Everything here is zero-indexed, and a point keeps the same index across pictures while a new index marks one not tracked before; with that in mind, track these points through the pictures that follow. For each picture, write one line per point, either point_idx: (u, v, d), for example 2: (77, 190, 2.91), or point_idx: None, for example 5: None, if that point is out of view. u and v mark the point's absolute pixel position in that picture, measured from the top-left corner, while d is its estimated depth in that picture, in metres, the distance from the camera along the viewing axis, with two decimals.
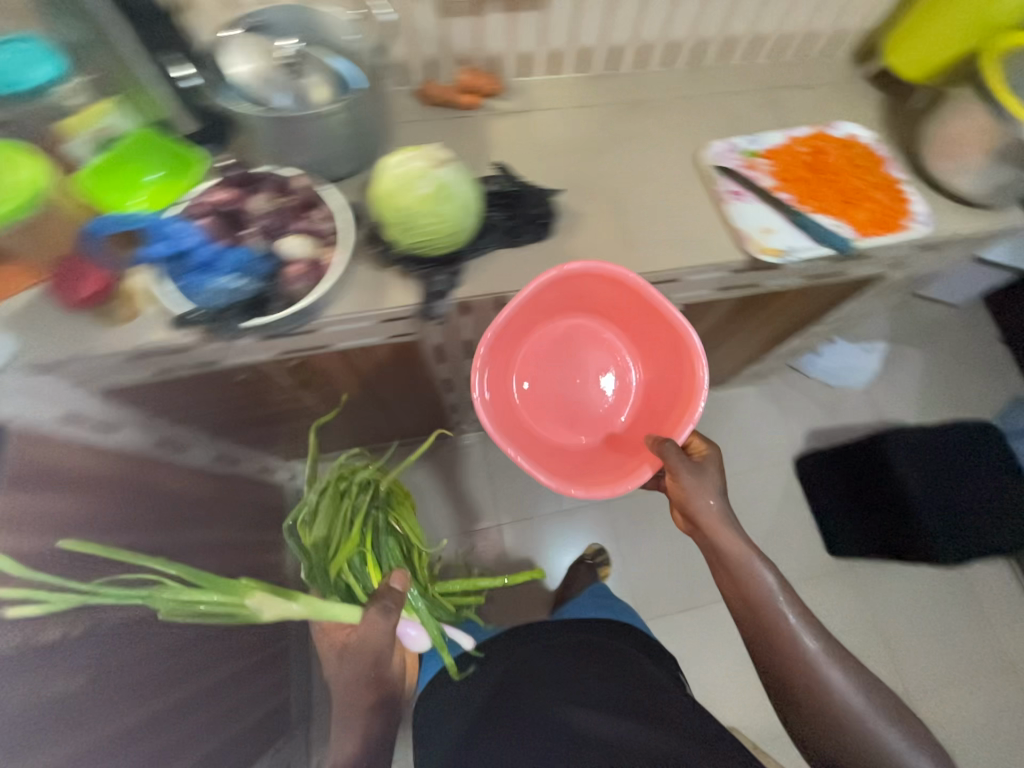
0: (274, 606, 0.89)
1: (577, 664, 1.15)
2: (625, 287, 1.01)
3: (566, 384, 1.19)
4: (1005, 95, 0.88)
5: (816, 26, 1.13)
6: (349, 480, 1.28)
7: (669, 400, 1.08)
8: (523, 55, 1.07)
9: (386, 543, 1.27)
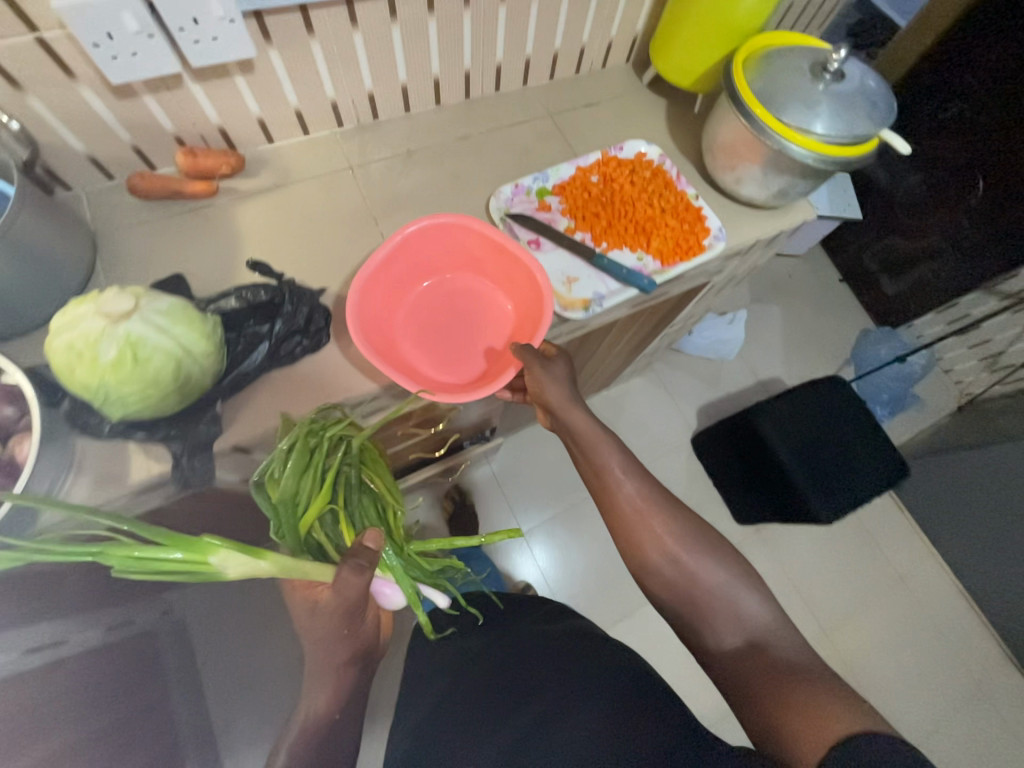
0: (232, 560, 0.53)
1: (574, 654, 0.83)
2: (470, 233, 0.89)
3: (469, 338, 0.93)
4: (760, 105, 0.88)
5: (583, 44, 1.07)
6: (328, 435, 0.71)
7: (531, 325, 0.89)
8: (260, 123, 0.89)
9: (355, 503, 0.72)
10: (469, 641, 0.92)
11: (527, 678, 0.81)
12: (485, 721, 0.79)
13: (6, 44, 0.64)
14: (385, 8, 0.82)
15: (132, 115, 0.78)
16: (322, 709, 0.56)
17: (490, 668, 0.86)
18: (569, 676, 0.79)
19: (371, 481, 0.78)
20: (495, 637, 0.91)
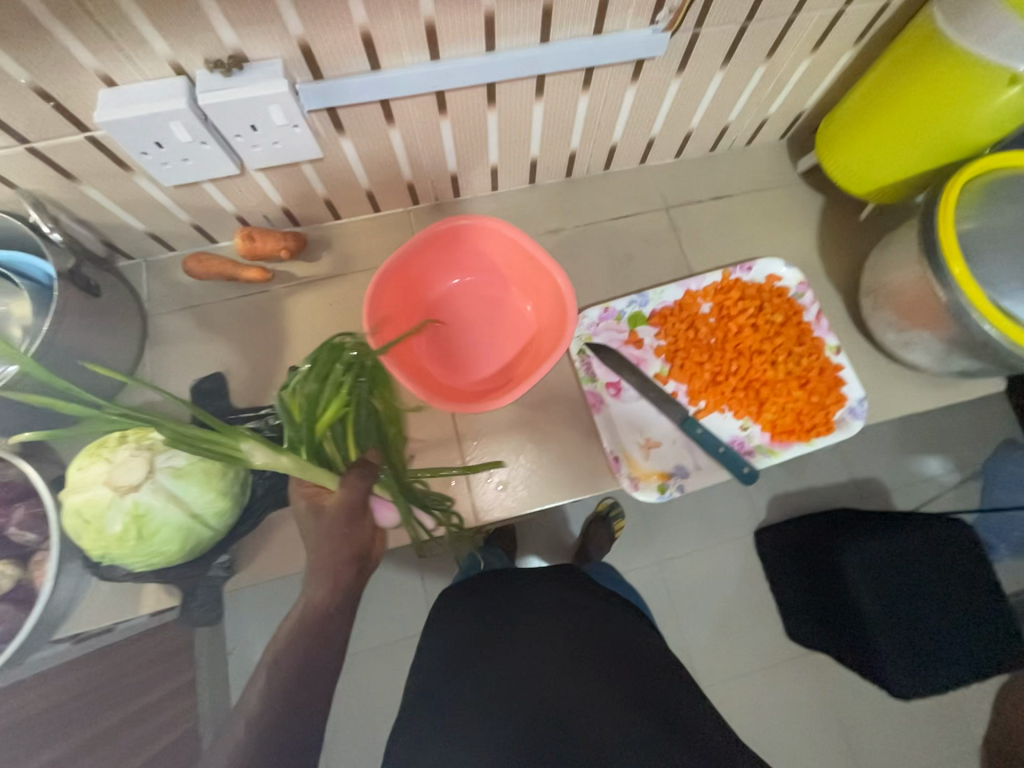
0: (264, 451, 0.56)
1: (583, 630, 0.69)
2: (508, 241, 0.76)
3: (486, 347, 0.80)
4: (963, 260, 0.62)
5: (727, 123, 0.83)
6: (349, 354, 0.65)
7: (556, 332, 0.75)
8: (327, 203, 0.79)
9: (370, 418, 0.67)
10: (472, 599, 0.75)
11: (526, 666, 0.64)
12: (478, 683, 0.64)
13: (59, 145, 0.57)
14: (483, 95, 0.66)
15: (189, 199, 0.70)
16: (322, 602, 0.56)
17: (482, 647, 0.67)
18: (576, 663, 0.65)
19: (389, 400, 0.70)
20: (493, 609, 0.72)
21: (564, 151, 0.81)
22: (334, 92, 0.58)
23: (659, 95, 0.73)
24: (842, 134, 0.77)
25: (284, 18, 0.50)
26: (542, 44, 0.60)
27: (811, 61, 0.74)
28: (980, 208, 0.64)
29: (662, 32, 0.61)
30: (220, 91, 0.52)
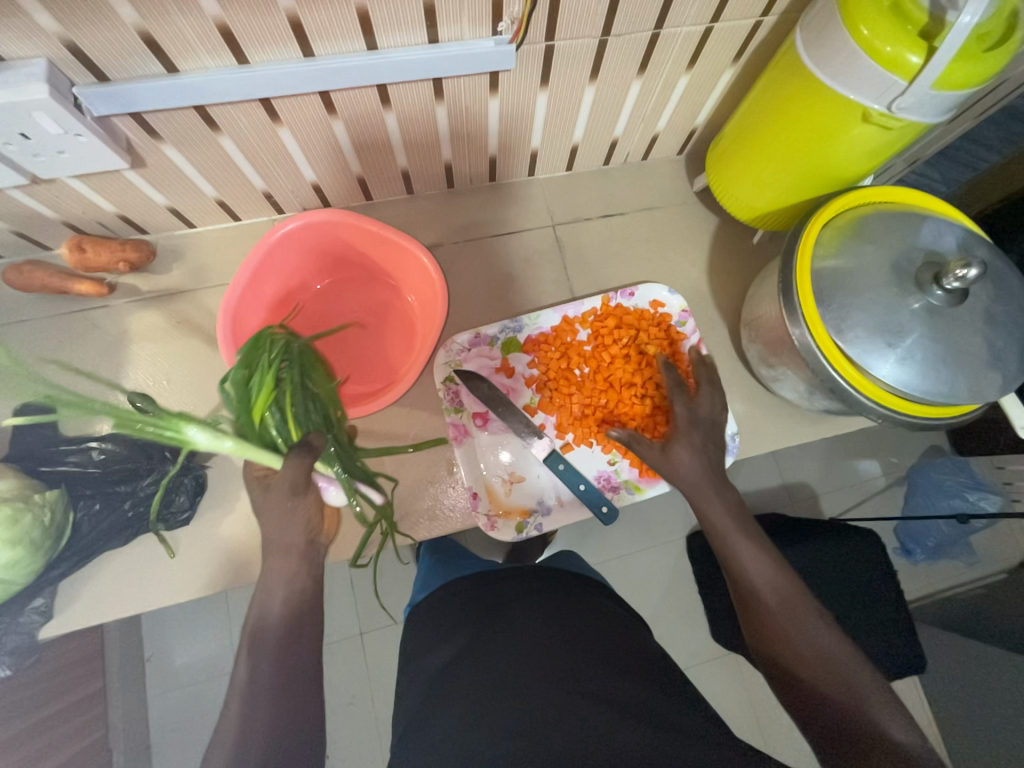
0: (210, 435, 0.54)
1: (571, 631, 0.61)
2: (358, 228, 0.68)
3: (371, 351, 0.75)
4: (816, 302, 0.60)
5: (615, 137, 0.79)
6: (278, 339, 0.60)
7: (431, 322, 0.69)
8: (172, 211, 0.72)
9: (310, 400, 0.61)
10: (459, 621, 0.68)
11: (520, 672, 0.56)
12: (469, 701, 0.55)
13: None
14: (320, 104, 0.60)
15: (2, 210, 0.63)
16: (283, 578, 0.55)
17: (471, 663, 0.60)
18: (571, 661, 0.56)
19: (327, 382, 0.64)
20: (482, 620, 0.66)
21: (439, 160, 0.75)
22: (126, 98, 0.51)
23: (529, 107, 0.68)
24: (724, 159, 0.74)
25: (31, 14, 0.43)
26: (371, 51, 0.54)
27: (690, 78, 0.69)
28: (838, 248, 0.61)
29: (507, 44, 0.56)
30: None
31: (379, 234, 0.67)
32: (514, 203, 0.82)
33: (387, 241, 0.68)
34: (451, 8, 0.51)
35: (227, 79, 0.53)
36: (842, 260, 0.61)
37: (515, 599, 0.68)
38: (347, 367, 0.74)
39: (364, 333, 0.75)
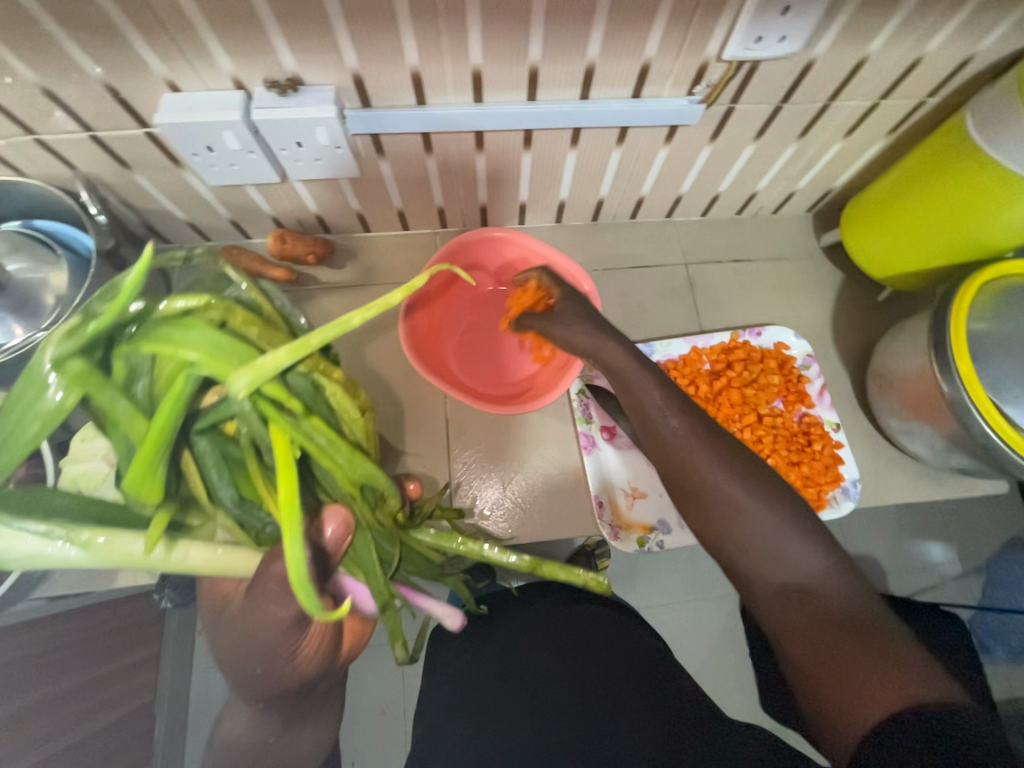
0: (197, 551, 0.50)
1: (561, 643, 0.63)
2: (528, 248, 0.79)
3: (521, 359, 0.81)
4: (970, 359, 0.62)
5: (755, 190, 0.85)
6: (74, 360, 0.44)
7: None
8: (359, 216, 0.82)
9: (221, 447, 0.52)
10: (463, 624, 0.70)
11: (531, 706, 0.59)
12: (474, 724, 0.59)
13: (119, 135, 0.61)
14: (519, 139, 0.69)
15: (233, 200, 0.75)
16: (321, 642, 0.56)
17: (478, 681, 0.62)
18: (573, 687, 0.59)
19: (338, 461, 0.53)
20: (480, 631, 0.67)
21: (595, 195, 0.83)
22: (378, 121, 0.61)
23: (691, 157, 0.75)
24: (864, 219, 0.79)
25: (342, 52, 0.53)
26: (580, 100, 0.63)
27: (842, 145, 0.75)
28: (996, 313, 0.64)
29: (698, 104, 0.63)
30: (272, 109, 0.56)
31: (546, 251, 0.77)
32: (649, 242, 0.90)
33: (552, 259, 0.78)
34: (661, 71, 0.60)
35: (462, 112, 0.62)
36: (993, 325, 0.63)
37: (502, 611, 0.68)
38: (492, 370, 0.81)
39: (512, 342, 0.82)
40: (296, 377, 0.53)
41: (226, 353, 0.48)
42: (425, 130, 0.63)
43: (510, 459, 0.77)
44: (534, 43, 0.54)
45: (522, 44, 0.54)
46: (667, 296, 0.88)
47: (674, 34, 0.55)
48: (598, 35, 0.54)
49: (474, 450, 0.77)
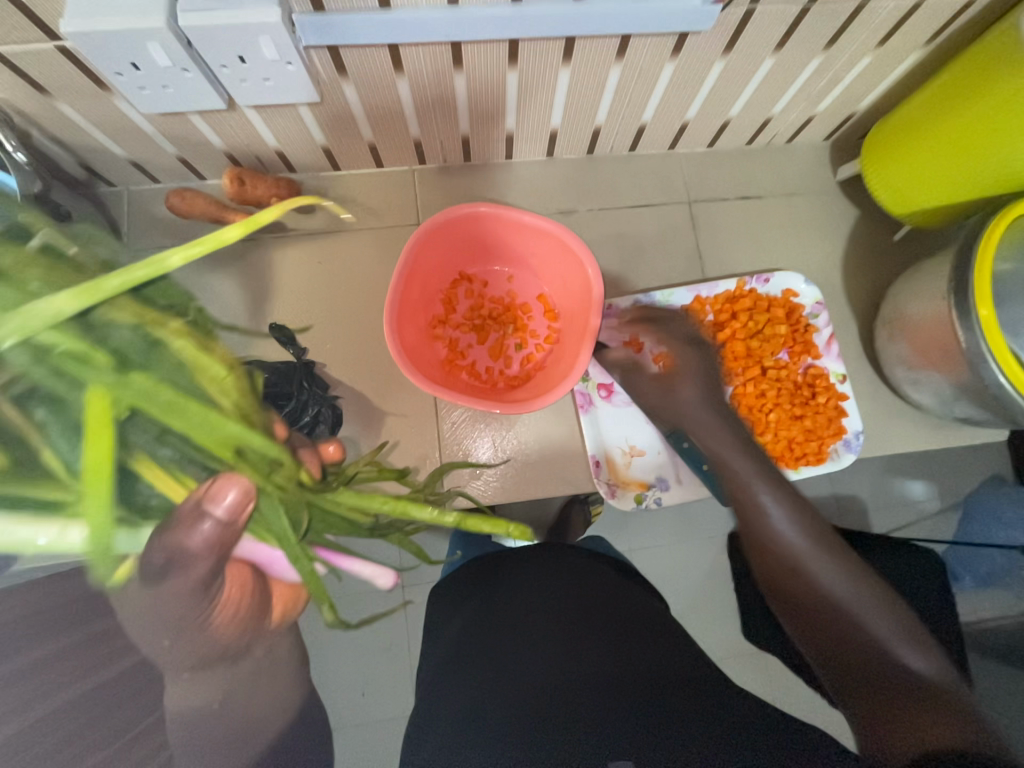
0: None
1: (572, 603, 0.63)
2: (517, 222, 0.68)
3: (516, 345, 0.75)
4: (993, 305, 0.57)
5: (770, 115, 0.76)
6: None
7: (578, 313, 0.70)
8: (325, 151, 0.73)
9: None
10: (466, 580, 0.70)
11: (516, 668, 0.57)
12: (462, 693, 0.57)
13: (26, 51, 0.52)
14: (503, 53, 0.59)
15: (179, 132, 0.65)
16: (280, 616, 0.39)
17: (477, 639, 0.61)
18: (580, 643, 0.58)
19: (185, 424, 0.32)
20: (484, 587, 0.67)
21: (592, 122, 0.74)
22: (334, 29, 0.51)
23: (701, 74, 0.66)
24: (888, 149, 0.71)
25: None
26: (575, 1, 0.53)
27: (874, 57, 0.66)
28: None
29: (713, 5, 0.54)
30: (203, 12, 0.46)
31: (541, 224, 0.67)
32: (650, 177, 0.81)
33: (548, 234, 0.68)
34: None
35: (434, 17, 0.52)
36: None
37: (507, 572, 0.68)
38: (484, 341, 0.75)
39: (501, 309, 0.75)
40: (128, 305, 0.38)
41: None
42: (391, 38, 0.53)
43: (501, 418, 0.74)
44: None
45: None
46: (668, 238, 0.81)
47: None
48: None
49: (465, 412, 0.74)
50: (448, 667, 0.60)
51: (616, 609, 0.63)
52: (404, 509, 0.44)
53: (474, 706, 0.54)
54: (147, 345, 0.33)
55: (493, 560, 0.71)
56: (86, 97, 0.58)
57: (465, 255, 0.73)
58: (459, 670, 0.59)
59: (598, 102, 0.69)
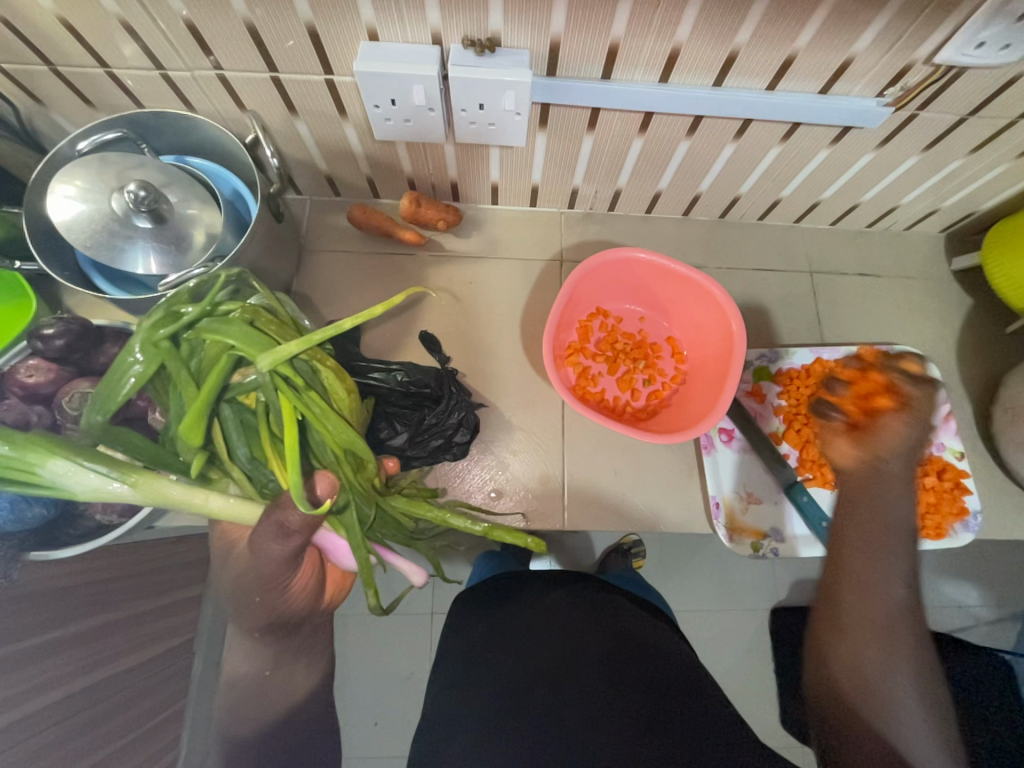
0: (215, 498, 0.59)
1: (597, 629, 0.70)
2: (667, 270, 0.76)
3: (644, 380, 0.79)
4: None
5: (897, 204, 0.82)
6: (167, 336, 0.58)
7: (713, 359, 0.75)
8: (493, 187, 0.81)
9: (240, 414, 0.61)
10: (494, 589, 0.81)
11: (528, 660, 0.67)
12: (500, 679, 0.66)
13: (299, 79, 0.62)
14: (685, 125, 0.67)
15: (382, 158, 0.75)
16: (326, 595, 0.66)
17: (508, 647, 0.69)
18: (602, 665, 0.65)
19: (328, 427, 0.60)
20: (510, 602, 0.77)
21: (734, 191, 0.81)
22: (558, 91, 0.61)
23: (847, 162, 0.73)
24: (1011, 246, 0.77)
25: (551, 19, 0.53)
26: (766, 90, 0.61)
27: (1009, 166, 0.73)
28: None
29: (884, 106, 0.62)
30: (468, 68, 0.56)
31: (691, 275, 0.74)
32: (774, 245, 0.88)
33: (696, 284, 0.74)
34: (862, 67, 0.58)
35: (644, 92, 0.61)
36: None
37: (532, 590, 0.78)
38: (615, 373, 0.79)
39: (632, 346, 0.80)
40: (300, 364, 0.61)
41: (255, 345, 0.59)
42: (601, 102, 0.62)
43: (618, 448, 0.78)
44: (746, 27, 0.53)
45: (734, 27, 0.53)
46: (787, 302, 0.86)
47: (894, 28, 0.53)
48: (818, 16, 0.52)
49: (587, 438, 0.78)
50: (483, 651, 0.70)
51: (636, 637, 0.71)
52: (445, 520, 0.66)
53: (500, 705, 0.64)
54: (308, 372, 0.62)
55: (534, 578, 0.82)
56: (327, 121, 0.68)
57: (610, 294, 0.80)
58: (482, 665, 0.69)
59: (748, 173, 0.76)
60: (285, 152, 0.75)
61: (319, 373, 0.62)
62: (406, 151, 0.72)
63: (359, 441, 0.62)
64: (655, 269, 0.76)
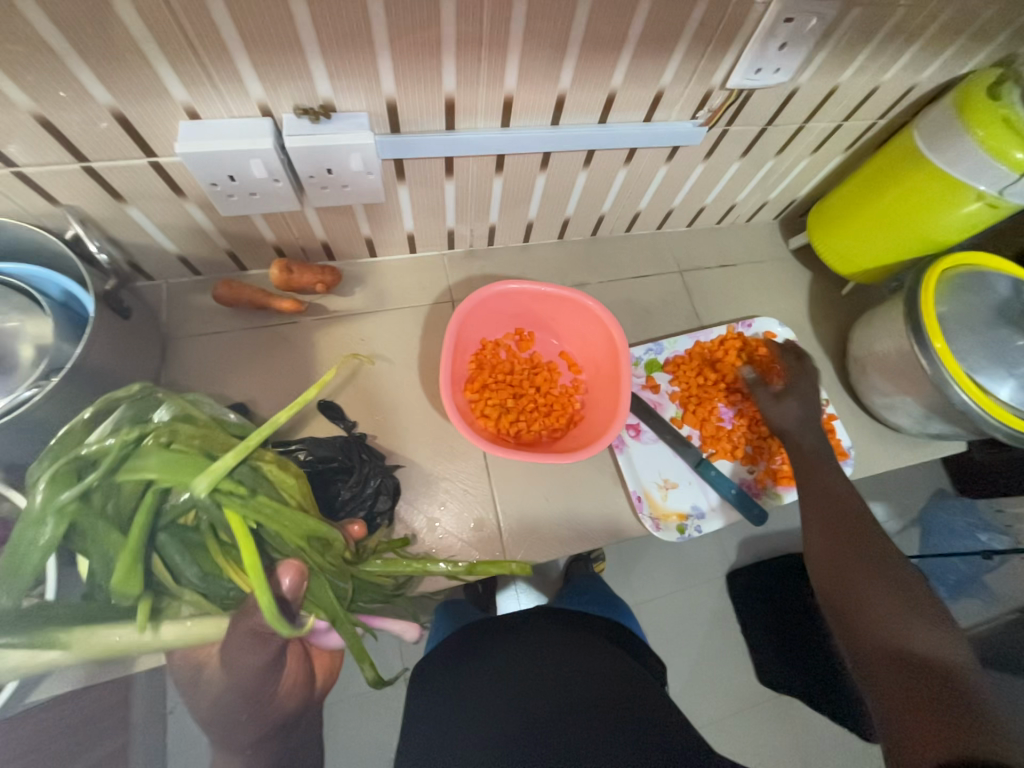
0: (168, 627, 0.52)
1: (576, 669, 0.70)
2: (545, 292, 0.79)
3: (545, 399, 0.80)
4: (943, 338, 0.73)
5: (734, 202, 0.93)
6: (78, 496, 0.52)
7: (602, 365, 0.79)
8: (367, 241, 0.79)
9: (180, 538, 0.56)
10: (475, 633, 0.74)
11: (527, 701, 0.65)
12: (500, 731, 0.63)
13: (117, 165, 0.56)
14: (537, 161, 0.70)
15: (236, 231, 0.70)
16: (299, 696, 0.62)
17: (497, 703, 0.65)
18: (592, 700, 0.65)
19: (279, 523, 0.58)
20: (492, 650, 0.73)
21: (598, 211, 0.87)
22: (406, 145, 0.61)
23: (685, 174, 0.82)
24: (827, 225, 0.90)
25: (380, 81, 0.53)
26: (599, 123, 0.66)
27: (809, 160, 0.86)
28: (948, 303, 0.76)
29: (700, 126, 0.70)
30: (307, 136, 0.55)
31: (567, 292, 0.77)
32: (643, 252, 0.95)
33: (572, 298, 0.78)
34: (673, 96, 0.65)
35: (490, 137, 0.63)
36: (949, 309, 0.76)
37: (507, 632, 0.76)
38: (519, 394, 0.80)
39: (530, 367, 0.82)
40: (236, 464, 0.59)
41: (177, 465, 0.55)
42: (451, 151, 0.63)
43: (542, 474, 0.78)
44: (566, 74, 0.58)
45: (555, 73, 0.57)
46: (666, 301, 0.94)
47: (689, 60, 0.60)
48: (627, 55, 0.57)
49: (511, 471, 0.78)
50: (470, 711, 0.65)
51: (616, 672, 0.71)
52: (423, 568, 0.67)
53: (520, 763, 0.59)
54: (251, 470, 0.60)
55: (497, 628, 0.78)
56: (165, 203, 0.62)
57: (502, 322, 0.81)
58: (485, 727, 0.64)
59: (606, 193, 0.82)
60: (122, 240, 0.67)
61: (260, 469, 0.60)
62: (261, 218, 0.68)
63: (323, 524, 0.60)
64: (540, 293, 0.79)
